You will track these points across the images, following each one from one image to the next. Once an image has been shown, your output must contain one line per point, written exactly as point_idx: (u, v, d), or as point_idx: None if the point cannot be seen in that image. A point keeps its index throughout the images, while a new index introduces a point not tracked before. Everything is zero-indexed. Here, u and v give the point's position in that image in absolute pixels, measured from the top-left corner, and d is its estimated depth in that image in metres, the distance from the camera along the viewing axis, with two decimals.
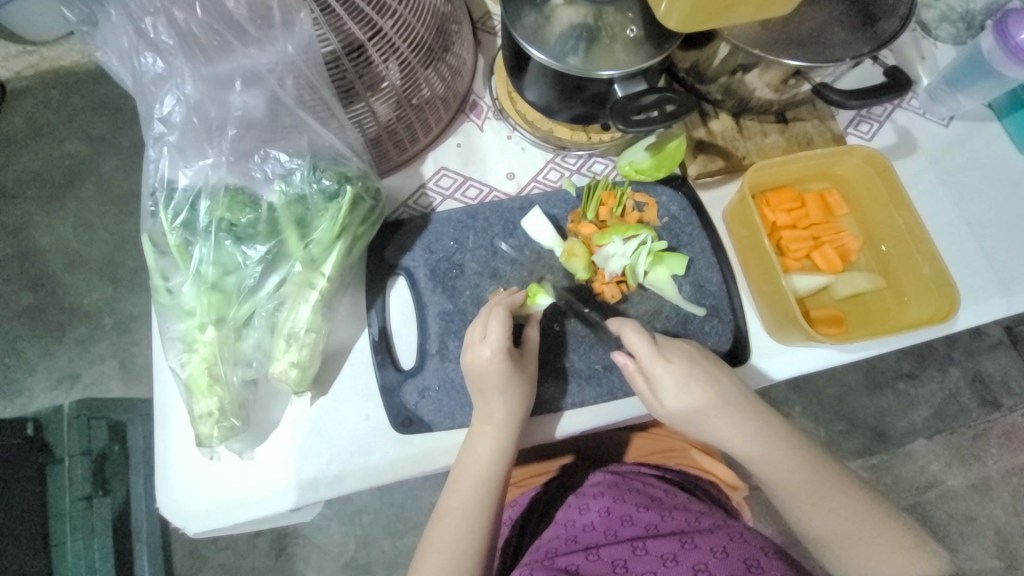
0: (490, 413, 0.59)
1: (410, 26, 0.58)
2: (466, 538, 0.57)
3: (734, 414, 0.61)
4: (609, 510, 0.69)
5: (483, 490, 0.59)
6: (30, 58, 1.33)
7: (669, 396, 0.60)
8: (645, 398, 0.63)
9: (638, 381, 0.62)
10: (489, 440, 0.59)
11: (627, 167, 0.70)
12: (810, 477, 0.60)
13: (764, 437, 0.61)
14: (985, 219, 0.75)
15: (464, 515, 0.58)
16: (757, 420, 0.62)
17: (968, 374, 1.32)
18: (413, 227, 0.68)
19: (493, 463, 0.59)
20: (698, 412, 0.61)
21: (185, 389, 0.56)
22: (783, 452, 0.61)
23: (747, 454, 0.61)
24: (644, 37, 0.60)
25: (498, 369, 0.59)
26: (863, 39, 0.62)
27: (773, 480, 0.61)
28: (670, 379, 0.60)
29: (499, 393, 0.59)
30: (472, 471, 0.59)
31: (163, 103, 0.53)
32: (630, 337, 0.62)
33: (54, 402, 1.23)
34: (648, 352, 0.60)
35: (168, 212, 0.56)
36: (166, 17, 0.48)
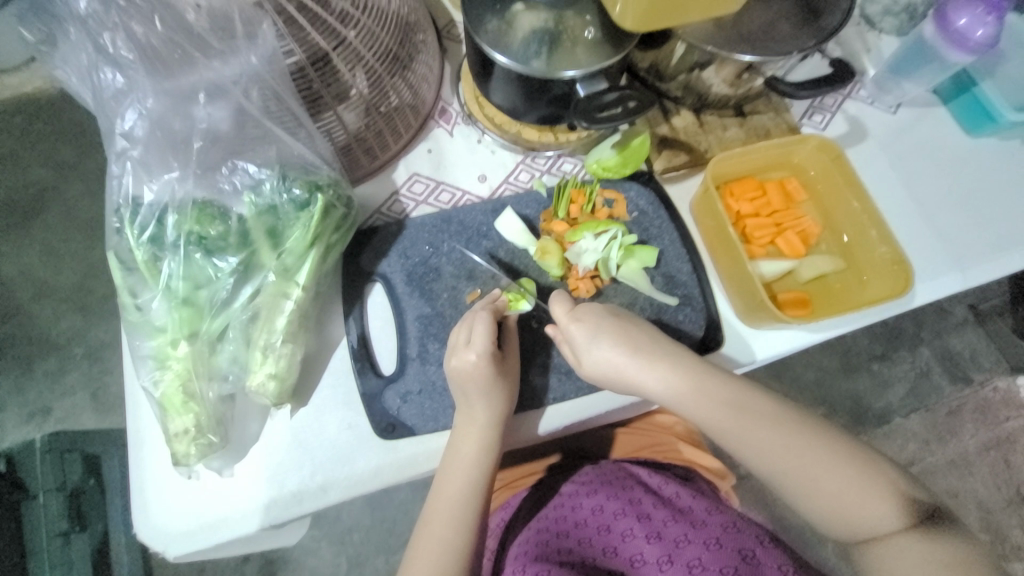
0: (475, 416, 0.59)
1: (375, 35, 0.59)
2: (454, 541, 0.57)
3: (667, 371, 0.59)
4: (603, 507, 0.69)
5: (469, 490, 0.58)
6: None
7: (591, 353, 0.61)
8: (575, 365, 0.63)
9: (568, 352, 0.64)
10: (473, 439, 0.59)
11: (594, 164, 0.72)
12: (754, 416, 0.57)
13: (703, 385, 0.58)
14: (935, 198, 0.79)
15: (451, 517, 0.58)
16: (680, 368, 0.59)
17: (938, 353, 1.37)
18: (387, 233, 0.69)
19: (478, 463, 0.59)
20: (628, 374, 0.60)
21: (160, 408, 0.55)
22: (721, 397, 0.58)
23: (676, 399, 0.59)
24: (603, 37, 0.62)
25: (483, 372, 0.59)
26: (809, 33, 0.65)
27: (713, 428, 0.58)
28: (586, 337, 0.61)
29: (481, 393, 0.59)
30: (458, 474, 0.59)
31: (125, 118, 0.53)
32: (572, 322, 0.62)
33: (25, 437, 1.18)
34: (565, 317, 0.63)
35: (134, 228, 0.55)
36: (125, 32, 0.48)
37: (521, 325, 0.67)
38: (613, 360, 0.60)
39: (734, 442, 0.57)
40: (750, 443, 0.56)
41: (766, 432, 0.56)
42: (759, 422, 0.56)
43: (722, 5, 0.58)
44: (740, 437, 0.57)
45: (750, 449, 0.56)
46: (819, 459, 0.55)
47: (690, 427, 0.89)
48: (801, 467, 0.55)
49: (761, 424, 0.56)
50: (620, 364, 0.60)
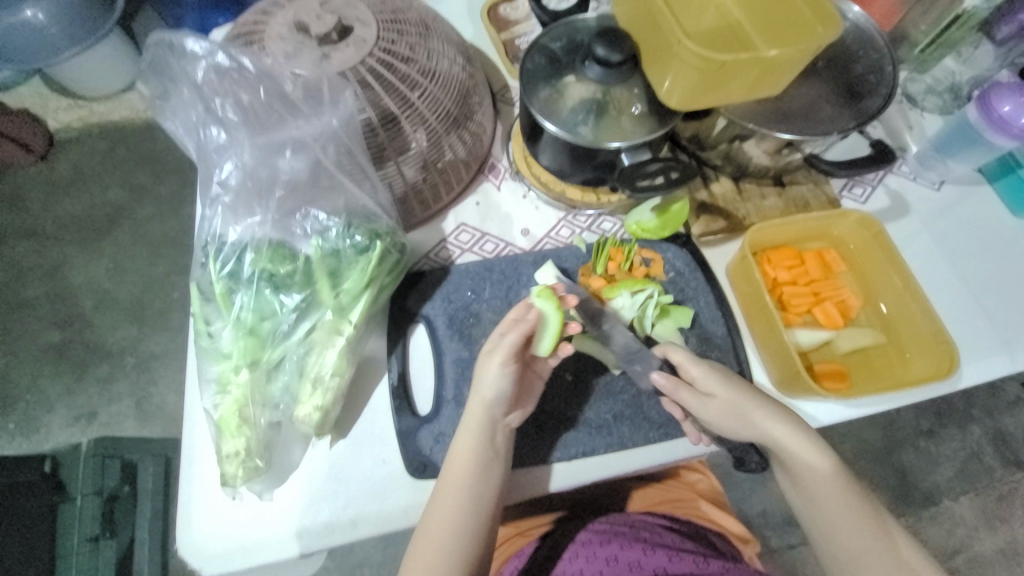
0: (473, 413, 0.59)
1: (438, 100, 0.68)
2: (453, 543, 0.55)
3: (791, 422, 0.60)
4: (618, 557, 0.68)
5: (466, 490, 0.57)
6: (80, 111, 1.47)
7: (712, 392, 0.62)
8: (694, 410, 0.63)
9: (686, 396, 0.63)
10: (470, 440, 0.59)
11: (633, 226, 0.75)
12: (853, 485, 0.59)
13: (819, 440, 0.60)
14: (980, 276, 0.78)
15: (450, 516, 0.56)
16: (796, 427, 0.60)
17: (990, 432, 1.29)
18: (434, 277, 0.73)
19: (472, 462, 0.58)
20: (756, 416, 0.61)
21: (216, 429, 0.59)
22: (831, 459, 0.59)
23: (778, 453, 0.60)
24: (648, 112, 0.67)
25: (481, 368, 0.60)
26: (849, 115, 0.68)
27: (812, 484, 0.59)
28: (710, 378, 0.62)
29: (479, 391, 0.60)
30: (455, 475, 0.58)
31: (222, 168, 0.61)
32: (674, 354, 0.64)
33: (70, 439, 1.25)
34: (687, 356, 0.64)
35: (217, 263, 0.61)
36: (234, 98, 0.60)
37: (555, 375, 0.69)
38: (752, 400, 0.61)
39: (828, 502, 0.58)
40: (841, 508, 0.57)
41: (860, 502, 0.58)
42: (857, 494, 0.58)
43: (764, 87, 0.62)
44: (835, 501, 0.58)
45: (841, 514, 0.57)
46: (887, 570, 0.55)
47: (714, 488, 0.88)
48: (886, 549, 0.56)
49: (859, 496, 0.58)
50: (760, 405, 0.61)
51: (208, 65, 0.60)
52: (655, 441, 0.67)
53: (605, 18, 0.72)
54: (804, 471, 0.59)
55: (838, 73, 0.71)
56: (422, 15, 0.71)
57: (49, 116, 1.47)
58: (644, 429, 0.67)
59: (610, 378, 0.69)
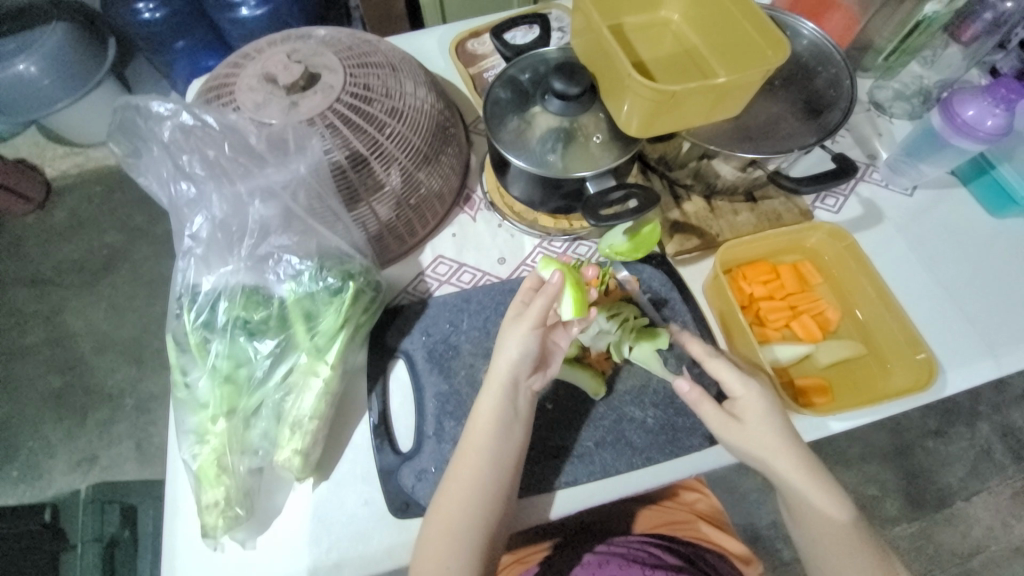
0: (499, 372, 0.60)
1: (407, 138, 0.69)
2: (473, 502, 0.57)
3: (810, 470, 0.58)
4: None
5: (487, 456, 0.58)
6: (76, 158, 1.51)
7: (750, 420, 0.59)
8: (721, 429, 0.60)
9: (709, 411, 0.61)
10: (494, 399, 0.60)
11: (607, 249, 0.75)
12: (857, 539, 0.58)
13: (830, 490, 0.59)
14: (959, 280, 0.78)
15: (469, 481, 0.58)
16: (814, 465, 0.59)
17: (997, 428, 1.27)
18: (412, 312, 0.74)
19: (495, 424, 0.59)
20: (780, 458, 0.58)
21: (195, 479, 0.59)
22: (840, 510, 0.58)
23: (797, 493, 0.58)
24: (610, 140, 0.69)
25: (507, 330, 0.61)
26: (810, 130, 0.69)
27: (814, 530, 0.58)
28: (751, 404, 0.60)
29: (505, 349, 0.60)
30: (476, 439, 0.59)
31: (193, 222, 0.63)
32: (712, 365, 0.61)
33: (70, 485, 1.24)
34: (733, 376, 0.60)
35: (191, 313, 0.62)
36: (201, 155, 0.62)
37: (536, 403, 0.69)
38: (780, 442, 0.58)
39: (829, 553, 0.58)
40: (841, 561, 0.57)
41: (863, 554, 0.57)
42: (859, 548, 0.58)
43: (721, 110, 0.63)
44: (835, 553, 0.57)
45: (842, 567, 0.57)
46: None
47: (715, 507, 0.86)
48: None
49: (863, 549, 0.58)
50: (784, 448, 0.58)
51: (173, 125, 0.62)
52: (640, 466, 0.66)
53: (566, 50, 0.74)
54: (810, 516, 0.58)
55: (795, 91, 0.73)
56: (388, 56, 0.72)
57: (46, 166, 1.51)
58: (627, 455, 0.67)
59: (591, 403, 0.69)
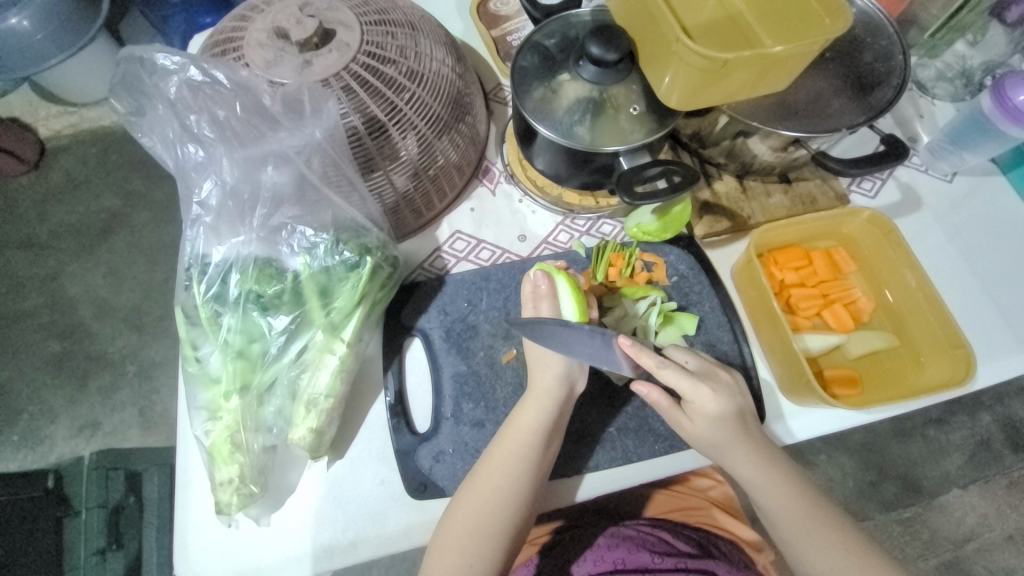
0: (544, 382, 0.60)
1: (427, 104, 0.65)
2: (499, 507, 0.56)
3: (758, 462, 0.60)
4: (625, 561, 0.68)
5: (523, 461, 0.57)
6: (70, 117, 1.45)
7: (704, 419, 0.59)
8: (674, 424, 0.61)
9: (664, 406, 0.60)
10: (533, 409, 0.59)
11: (634, 228, 0.72)
12: (823, 524, 0.58)
13: (782, 476, 0.60)
14: (996, 272, 0.75)
15: (500, 480, 0.57)
16: (762, 454, 0.60)
17: (999, 419, 1.26)
18: (429, 289, 0.71)
19: (537, 433, 0.58)
20: (726, 452, 0.60)
21: (208, 456, 0.58)
22: (798, 495, 0.59)
23: (751, 480, 0.60)
24: (646, 112, 0.64)
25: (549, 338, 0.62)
26: (858, 109, 0.65)
27: (774, 515, 0.60)
28: (707, 404, 0.58)
29: (552, 357, 0.61)
30: (511, 445, 0.58)
31: (202, 188, 0.59)
32: (664, 373, 0.57)
33: (72, 451, 1.24)
34: (688, 383, 0.57)
35: (202, 285, 0.59)
36: (210, 115, 0.58)
37: None
38: (726, 438, 0.59)
39: (790, 536, 0.58)
40: (805, 543, 0.57)
41: (828, 536, 0.58)
42: (822, 530, 0.58)
43: (767, 82, 0.59)
44: (796, 535, 0.58)
45: (806, 548, 0.57)
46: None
47: (728, 495, 0.86)
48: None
49: (830, 532, 0.58)
50: (732, 443, 0.59)
51: (179, 80, 0.57)
52: (661, 454, 0.65)
53: (600, 12, 0.69)
54: (769, 502, 0.59)
55: (846, 63, 0.68)
56: (408, 14, 0.67)
57: (39, 124, 1.44)
58: (648, 442, 0.65)
59: (611, 389, 0.67)
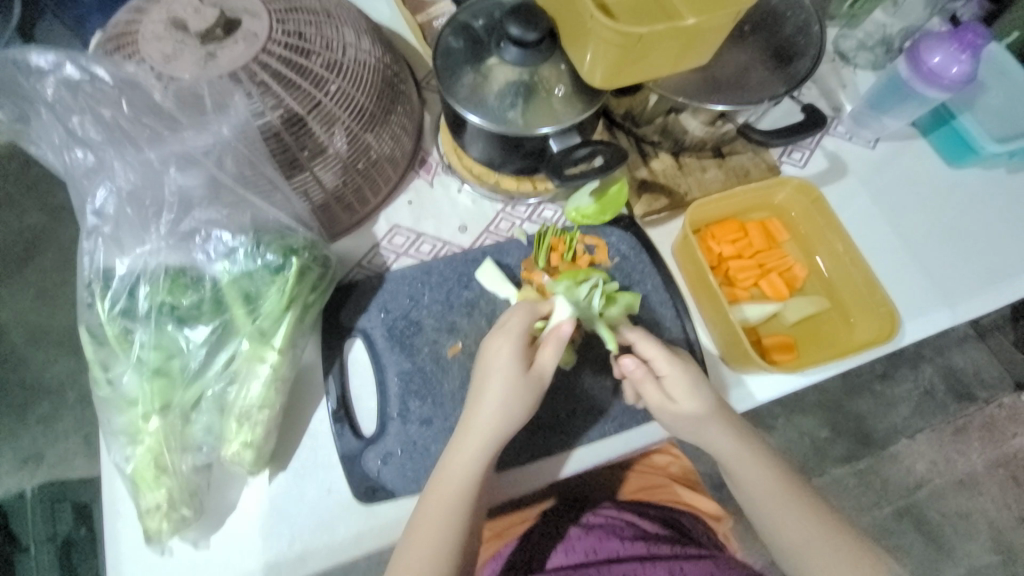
0: (489, 412, 0.56)
1: (350, 95, 0.61)
2: (447, 533, 0.54)
3: (737, 437, 0.60)
4: (596, 549, 0.67)
5: (468, 487, 0.55)
6: None
7: (685, 396, 0.59)
8: (659, 409, 0.60)
9: (648, 389, 0.61)
10: (477, 437, 0.56)
11: (573, 212, 0.72)
12: (792, 496, 0.60)
13: (757, 454, 0.61)
14: (917, 232, 0.79)
15: (446, 503, 0.55)
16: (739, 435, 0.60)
17: (940, 370, 1.34)
18: (368, 287, 0.68)
19: (481, 458, 0.56)
20: (705, 429, 0.60)
21: (132, 483, 0.54)
22: (772, 468, 0.61)
23: (732, 461, 0.61)
24: (573, 92, 0.63)
25: (513, 359, 0.57)
26: (780, 80, 0.66)
27: (750, 488, 0.60)
28: (687, 378, 0.59)
29: (506, 382, 0.57)
30: (456, 468, 0.56)
31: (96, 196, 0.55)
32: (643, 344, 0.61)
33: (20, 487, 1.14)
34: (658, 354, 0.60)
35: (107, 301, 0.55)
36: (93, 114, 0.53)
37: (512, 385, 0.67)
38: (705, 414, 0.60)
39: (764, 508, 0.60)
40: (779, 516, 0.59)
41: (798, 507, 0.59)
42: (793, 501, 0.60)
43: (688, 58, 0.59)
44: (772, 510, 0.59)
45: (781, 518, 0.59)
46: (833, 545, 0.58)
47: (689, 469, 0.88)
48: (821, 553, 0.58)
49: (799, 504, 0.59)
50: (711, 421, 0.60)
51: (57, 81, 0.52)
52: (612, 434, 0.66)
53: None
54: (744, 479, 0.60)
55: (767, 36, 0.68)
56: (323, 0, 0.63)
57: None
58: (598, 424, 0.66)
59: (560, 375, 0.67)
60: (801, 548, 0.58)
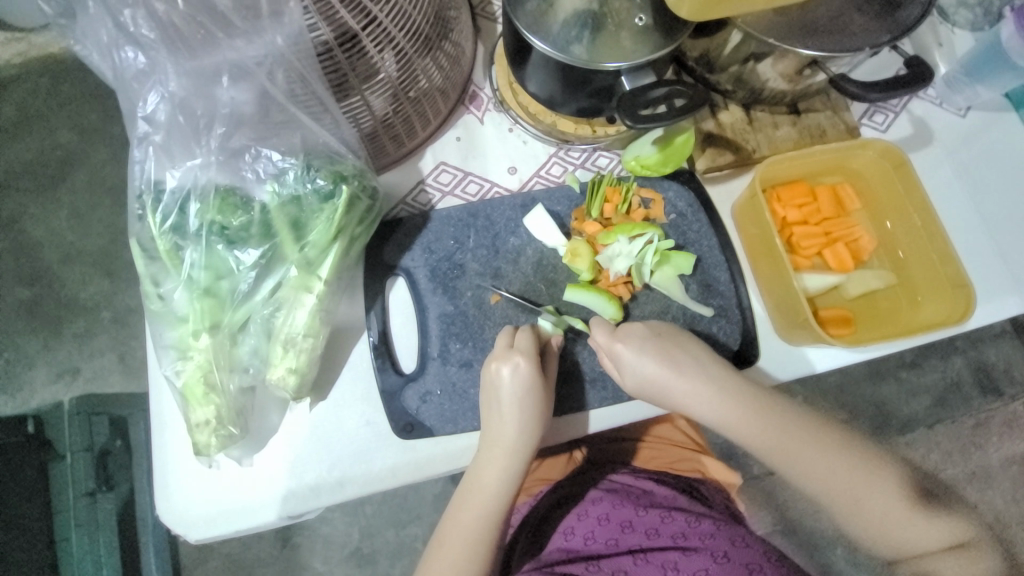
0: (504, 436, 0.57)
1: (407, 13, 0.54)
2: (472, 549, 0.56)
3: (725, 399, 0.58)
4: (609, 518, 0.68)
5: (491, 507, 0.57)
6: (18, 45, 1.27)
7: (643, 365, 0.58)
8: (624, 381, 0.60)
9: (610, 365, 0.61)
10: (496, 464, 0.57)
11: (633, 162, 0.67)
12: (803, 436, 0.57)
13: (750, 409, 0.58)
14: (999, 213, 0.73)
15: (472, 522, 0.57)
16: (725, 396, 0.58)
17: (971, 363, 1.30)
18: (412, 226, 0.66)
19: (503, 481, 0.57)
20: (682, 393, 0.59)
21: (181, 398, 0.55)
22: (773, 418, 0.57)
23: (725, 424, 0.58)
24: (653, 25, 0.58)
25: (524, 387, 0.57)
26: (883, 27, 0.59)
27: (761, 448, 0.58)
28: (631, 352, 0.59)
29: (515, 410, 0.57)
30: (478, 492, 0.57)
31: (148, 100, 0.51)
32: (603, 337, 0.61)
33: (54, 397, 1.20)
34: (607, 336, 0.60)
35: (157, 215, 0.54)
36: (145, 9, 0.45)
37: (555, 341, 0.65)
38: (672, 379, 0.58)
39: (778, 459, 0.57)
40: (796, 461, 0.57)
41: (809, 446, 0.57)
42: (804, 441, 0.57)
43: None
44: (784, 458, 0.57)
45: (798, 467, 0.57)
46: (852, 471, 0.56)
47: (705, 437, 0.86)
48: (847, 480, 0.56)
49: (810, 442, 0.57)
50: (683, 387, 0.58)
51: None
52: None
53: None
54: (745, 436, 0.58)
55: None
56: None
57: None
58: None
59: None
60: (826, 484, 0.56)
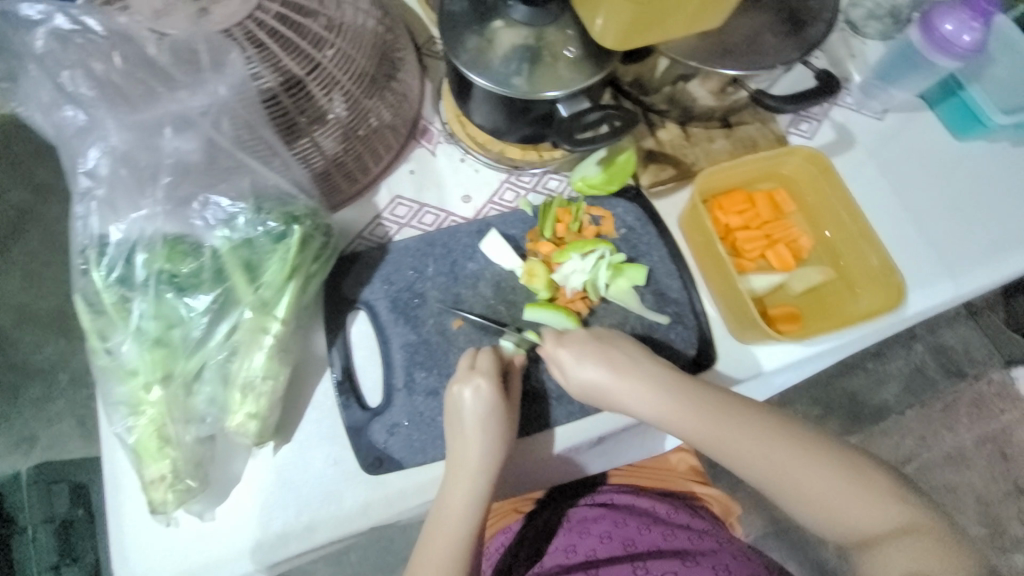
0: (468, 456, 0.57)
1: (351, 57, 0.59)
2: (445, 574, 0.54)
3: (654, 392, 0.58)
4: (611, 534, 0.68)
5: (463, 528, 0.56)
6: None
7: (580, 367, 0.60)
8: (569, 384, 0.61)
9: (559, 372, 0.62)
10: (465, 483, 0.57)
11: (580, 182, 0.71)
12: (734, 424, 0.56)
13: (680, 401, 0.58)
14: (924, 206, 0.78)
15: (444, 545, 0.55)
16: (654, 388, 0.59)
17: (930, 347, 1.36)
18: (370, 259, 0.67)
19: (474, 500, 0.56)
20: (614, 391, 0.60)
21: (135, 455, 0.53)
22: (702, 408, 0.57)
23: (659, 417, 0.58)
24: (583, 56, 0.61)
25: (485, 404, 0.57)
26: (793, 45, 0.64)
27: (697, 439, 0.57)
28: (569, 352, 0.60)
29: (478, 428, 0.57)
30: (449, 514, 0.56)
31: (87, 156, 0.52)
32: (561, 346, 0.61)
33: (9, 469, 1.13)
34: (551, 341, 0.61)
35: (102, 269, 0.53)
36: (84, 69, 0.50)
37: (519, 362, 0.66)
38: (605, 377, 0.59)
39: (714, 451, 0.56)
40: (731, 452, 0.55)
41: (741, 434, 0.55)
42: (736, 429, 0.56)
43: (702, 21, 0.57)
44: (719, 449, 0.56)
45: (731, 456, 0.55)
46: (792, 458, 0.54)
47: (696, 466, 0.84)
48: (785, 468, 0.53)
49: (742, 430, 0.55)
50: (616, 384, 0.59)
51: (46, 31, 0.49)
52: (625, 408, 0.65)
53: None
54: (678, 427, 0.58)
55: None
56: None
57: None
58: None
59: None
60: (768, 474, 0.54)
